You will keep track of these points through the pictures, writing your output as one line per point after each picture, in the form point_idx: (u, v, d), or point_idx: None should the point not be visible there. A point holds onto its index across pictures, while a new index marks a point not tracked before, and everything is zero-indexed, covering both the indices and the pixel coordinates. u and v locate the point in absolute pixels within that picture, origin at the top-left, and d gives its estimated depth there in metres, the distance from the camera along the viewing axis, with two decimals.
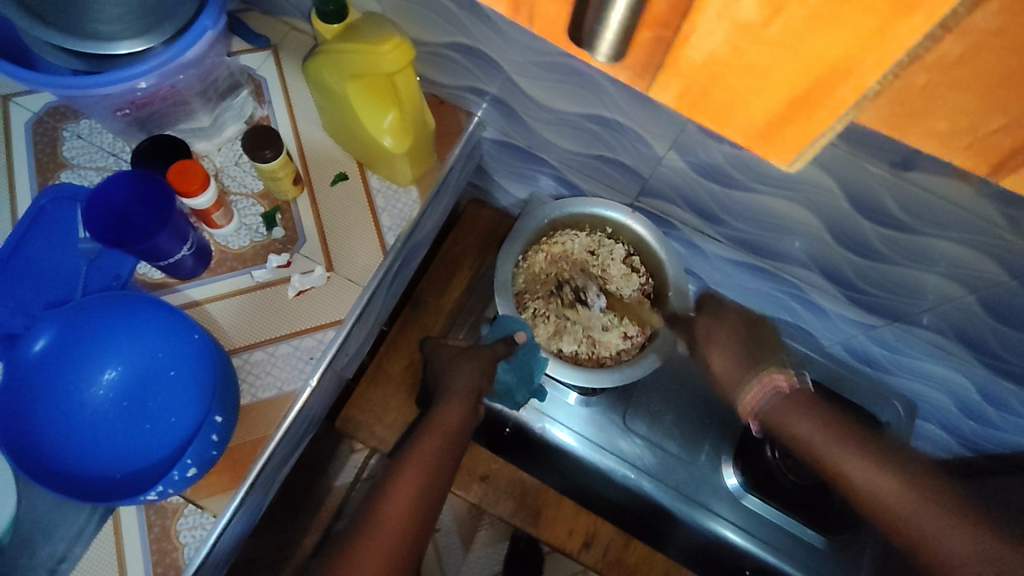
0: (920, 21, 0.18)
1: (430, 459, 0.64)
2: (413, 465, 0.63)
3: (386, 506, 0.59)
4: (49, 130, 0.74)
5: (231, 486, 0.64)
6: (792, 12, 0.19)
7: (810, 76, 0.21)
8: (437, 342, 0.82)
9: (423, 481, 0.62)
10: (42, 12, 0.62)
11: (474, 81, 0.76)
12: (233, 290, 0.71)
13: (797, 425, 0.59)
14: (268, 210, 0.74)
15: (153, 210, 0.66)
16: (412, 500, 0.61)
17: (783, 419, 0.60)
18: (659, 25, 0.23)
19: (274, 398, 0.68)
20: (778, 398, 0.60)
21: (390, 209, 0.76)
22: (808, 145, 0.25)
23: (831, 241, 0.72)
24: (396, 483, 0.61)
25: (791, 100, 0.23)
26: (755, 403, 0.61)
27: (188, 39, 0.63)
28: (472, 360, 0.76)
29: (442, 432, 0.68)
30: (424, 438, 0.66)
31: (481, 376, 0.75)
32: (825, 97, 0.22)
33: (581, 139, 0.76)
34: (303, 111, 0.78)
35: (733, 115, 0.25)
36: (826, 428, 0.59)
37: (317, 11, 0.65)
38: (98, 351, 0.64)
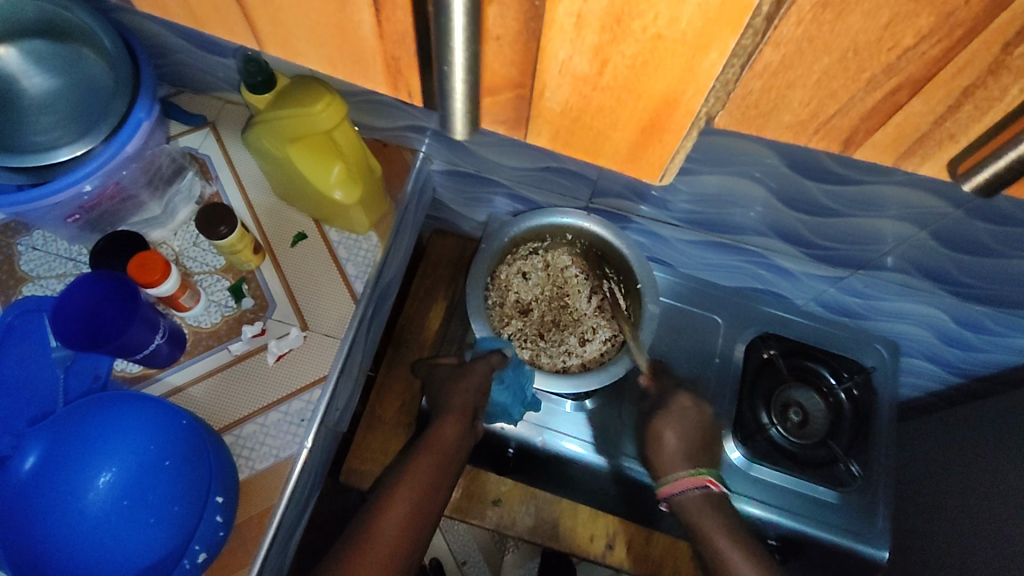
0: (717, 57, 0.23)
1: (424, 478, 0.66)
2: (406, 483, 0.65)
3: (378, 524, 0.61)
4: (4, 247, 0.74)
5: (246, 563, 0.65)
6: (617, 61, 0.24)
7: (648, 108, 0.26)
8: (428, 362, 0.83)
9: (415, 499, 0.64)
10: None
11: (412, 121, 0.78)
12: (214, 368, 0.71)
13: (701, 519, 0.75)
14: (234, 283, 0.75)
15: (119, 305, 0.66)
16: (403, 517, 0.62)
17: (697, 513, 0.76)
18: (512, 87, 0.28)
19: (273, 466, 0.68)
20: (696, 493, 0.76)
21: (354, 257, 0.77)
22: (666, 158, 0.30)
23: (779, 203, 0.75)
24: (388, 500, 0.63)
25: (641, 129, 0.28)
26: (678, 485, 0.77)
27: (125, 133, 0.64)
28: (466, 374, 0.76)
29: (438, 450, 0.69)
30: (419, 457, 0.68)
31: (478, 392, 0.75)
32: (667, 122, 0.27)
33: (525, 156, 0.78)
34: (252, 181, 0.79)
35: (602, 146, 0.30)
36: (730, 534, 0.73)
37: (246, 83, 0.65)
38: (90, 456, 0.63)
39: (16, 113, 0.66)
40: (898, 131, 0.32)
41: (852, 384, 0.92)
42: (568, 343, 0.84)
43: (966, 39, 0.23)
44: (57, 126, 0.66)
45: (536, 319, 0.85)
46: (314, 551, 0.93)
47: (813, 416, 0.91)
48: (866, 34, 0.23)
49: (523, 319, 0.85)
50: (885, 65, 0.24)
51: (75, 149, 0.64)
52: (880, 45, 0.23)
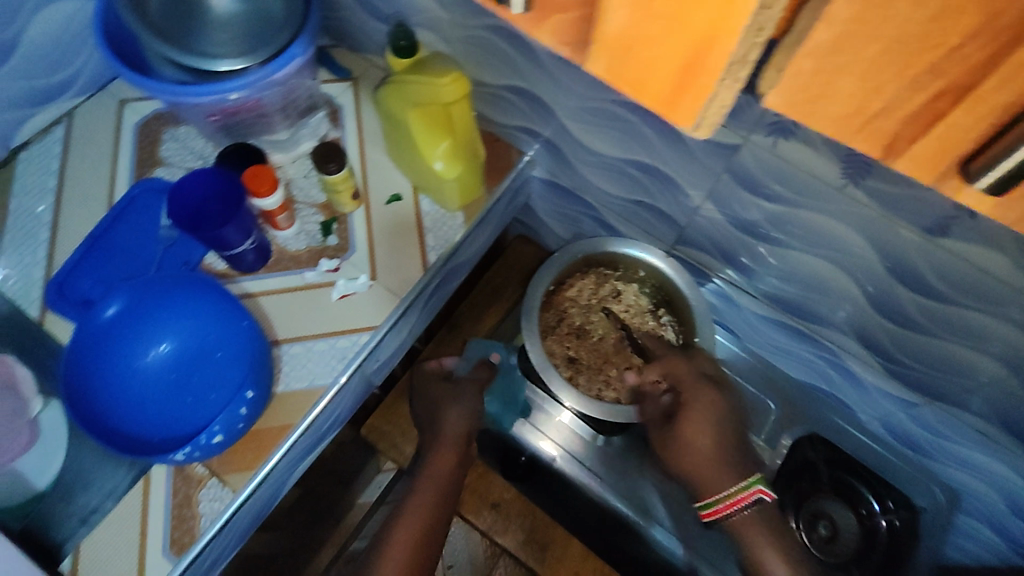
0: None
1: (425, 515, 0.71)
2: (411, 513, 0.70)
3: (382, 569, 0.66)
4: (153, 131, 0.85)
5: (253, 463, 0.68)
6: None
7: (689, 45, 0.24)
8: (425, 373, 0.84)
9: (420, 527, 0.69)
10: (166, 30, 0.73)
11: (528, 123, 0.83)
12: (284, 287, 0.77)
13: (759, 538, 0.73)
14: (326, 220, 0.81)
15: (227, 202, 0.72)
16: (411, 544, 0.68)
17: (746, 529, 0.73)
18: (581, 5, 0.27)
19: (306, 389, 0.72)
20: (752, 510, 0.71)
21: (436, 230, 0.82)
22: (707, 105, 0.27)
23: (866, 303, 0.71)
24: (391, 540, 0.68)
25: (681, 69, 0.26)
26: (734, 503, 0.70)
27: (280, 62, 0.72)
28: (462, 396, 0.81)
29: (438, 482, 0.73)
30: (422, 487, 0.73)
31: (474, 414, 0.79)
32: (704, 65, 0.25)
33: (621, 184, 0.80)
34: (371, 138, 0.86)
35: (646, 79, 0.27)
36: (775, 546, 0.72)
37: (391, 46, 0.71)
38: (155, 326, 0.70)
39: (196, 17, 0.74)
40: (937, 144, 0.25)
41: (894, 517, 0.88)
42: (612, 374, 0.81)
43: (1012, 44, 0.20)
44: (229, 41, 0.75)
45: (584, 344, 0.82)
46: (316, 494, 0.96)
47: (844, 536, 0.88)
48: (914, 25, 0.21)
49: (572, 341, 0.82)
50: (931, 66, 0.22)
51: (240, 60, 0.73)
52: (927, 40, 0.21)
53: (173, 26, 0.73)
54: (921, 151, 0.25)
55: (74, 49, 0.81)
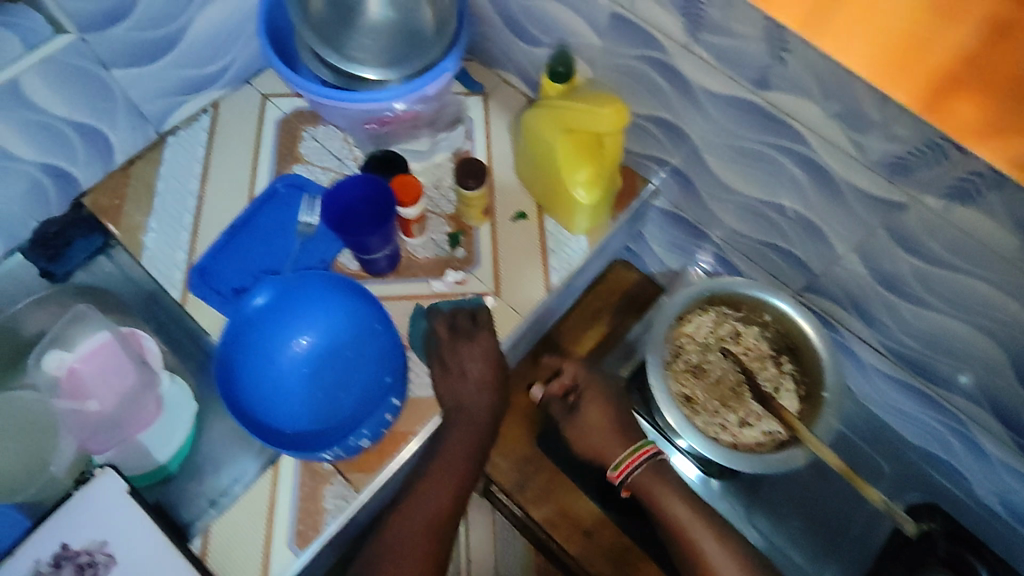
0: None
1: (451, 476, 0.69)
2: (451, 446, 0.71)
3: (422, 494, 0.69)
4: (294, 128, 0.87)
5: (377, 467, 0.70)
6: None
7: None
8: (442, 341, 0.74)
9: (460, 460, 0.70)
10: (323, 33, 0.79)
11: (662, 152, 0.83)
12: (412, 294, 0.79)
13: (663, 496, 0.77)
14: (454, 232, 0.82)
15: (378, 211, 0.74)
16: (452, 474, 0.70)
17: (648, 485, 0.78)
18: None
19: (430, 398, 0.74)
20: (647, 467, 0.77)
21: (560, 251, 0.82)
22: None
23: (1011, 375, 0.68)
24: (418, 500, 0.69)
25: None
26: (625, 469, 0.77)
27: (433, 76, 0.76)
28: (480, 360, 0.73)
29: (463, 441, 0.71)
30: (447, 445, 0.71)
31: (498, 383, 0.73)
32: None
33: (755, 224, 0.79)
34: (501, 154, 0.87)
35: None
36: (686, 499, 0.76)
37: (547, 69, 0.72)
38: (294, 320, 0.72)
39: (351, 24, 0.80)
40: None
41: None
42: (731, 419, 0.78)
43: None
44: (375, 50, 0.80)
45: (704, 384, 0.80)
46: None
47: None
48: None
49: (692, 380, 0.80)
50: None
51: (382, 71, 0.78)
52: None
53: (331, 30, 0.79)
54: None
55: (232, 44, 0.85)
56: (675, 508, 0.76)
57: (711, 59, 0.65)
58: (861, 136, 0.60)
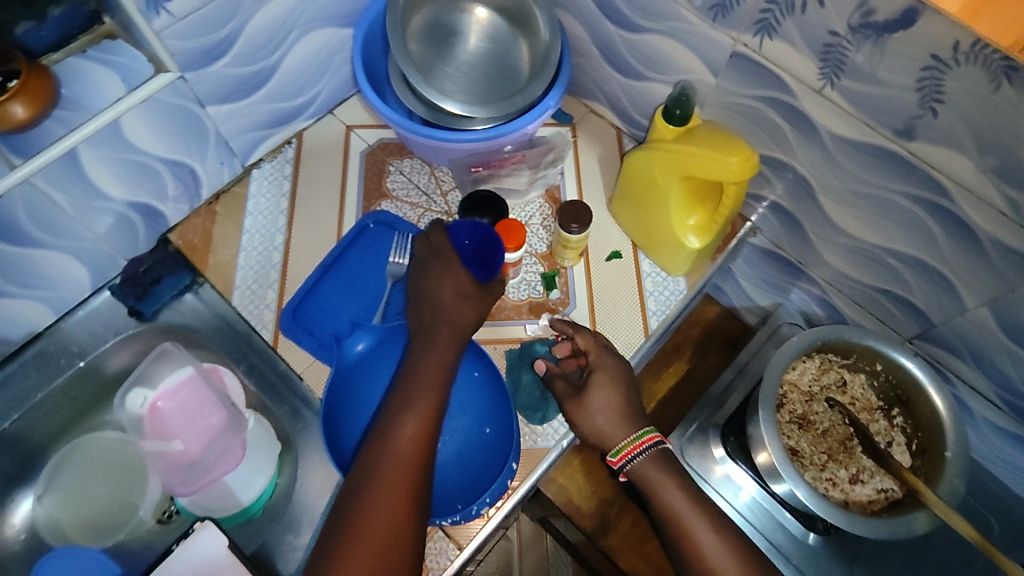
0: None
1: (429, 390, 0.61)
2: (394, 448, 0.57)
3: (353, 526, 0.55)
4: (381, 162, 0.85)
5: (480, 525, 0.68)
6: None
7: None
8: (453, 267, 0.69)
9: (403, 465, 0.57)
10: (418, 63, 0.78)
11: (767, 191, 0.79)
12: (507, 338, 0.76)
13: (661, 484, 0.64)
14: (548, 272, 0.79)
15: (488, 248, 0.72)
16: (398, 485, 0.56)
17: (650, 474, 0.65)
18: None
19: (528, 450, 0.71)
20: (647, 457, 0.65)
21: (657, 293, 0.79)
22: None
23: None
24: (408, 404, 0.60)
25: None
26: (626, 454, 0.65)
27: (534, 116, 0.74)
28: (461, 275, 0.69)
29: (448, 355, 0.64)
30: (436, 350, 0.64)
31: (473, 308, 0.68)
32: None
33: (869, 271, 0.75)
34: (592, 189, 0.84)
35: None
36: (686, 491, 0.64)
37: (663, 109, 0.69)
38: None
39: (444, 58, 0.79)
40: None
41: None
42: (841, 474, 0.74)
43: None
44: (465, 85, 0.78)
45: (810, 437, 0.76)
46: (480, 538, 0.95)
47: None
48: None
49: (796, 432, 0.76)
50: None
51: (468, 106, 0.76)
52: None
53: (426, 61, 0.78)
54: None
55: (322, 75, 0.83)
56: (668, 496, 0.63)
57: (847, 104, 0.61)
58: (1019, 192, 0.56)
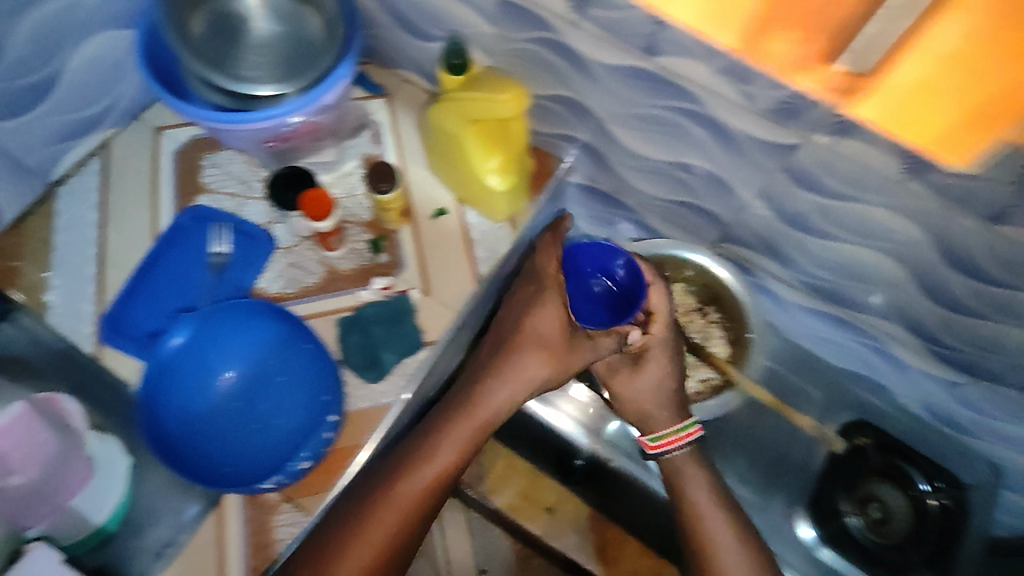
0: None
1: (495, 407, 0.71)
2: (439, 449, 0.69)
3: (371, 512, 0.65)
4: (193, 157, 0.84)
5: (327, 486, 0.70)
6: None
7: None
8: (557, 306, 0.73)
9: (444, 466, 0.68)
10: (209, 55, 0.75)
11: (570, 129, 0.83)
12: (342, 308, 0.77)
13: (693, 478, 0.75)
14: (375, 238, 0.81)
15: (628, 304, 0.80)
16: (425, 482, 0.67)
17: (679, 465, 0.76)
18: None
19: (370, 409, 0.73)
20: (683, 452, 0.76)
21: (484, 242, 0.82)
22: None
23: (915, 291, 0.73)
24: (426, 457, 0.68)
25: None
26: (667, 443, 0.76)
27: (330, 85, 0.73)
28: (555, 324, 0.73)
29: (492, 407, 0.72)
30: (477, 409, 0.71)
31: (560, 334, 0.73)
32: None
33: (668, 186, 0.82)
34: (410, 151, 0.86)
35: None
36: (714, 492, 0.74)
37: (445, 63, 0.71)
38: (220, 356, 0.71)
39: (235, 44, 0.77)
40: None
41: (944, 496, 0.83)
42: None
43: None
44: (266, 66, 0.77)
45: None
46: None
47: (896, 514, 0.83)
48: None
49: None
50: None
51: (278, 87, 0.75)
52: None
53: (216, 49, 0.76)
54: None
55: (113, 81, 0.81)
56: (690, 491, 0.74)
57: (603, 34, 0.66)
58: (749, 89, 0.62)
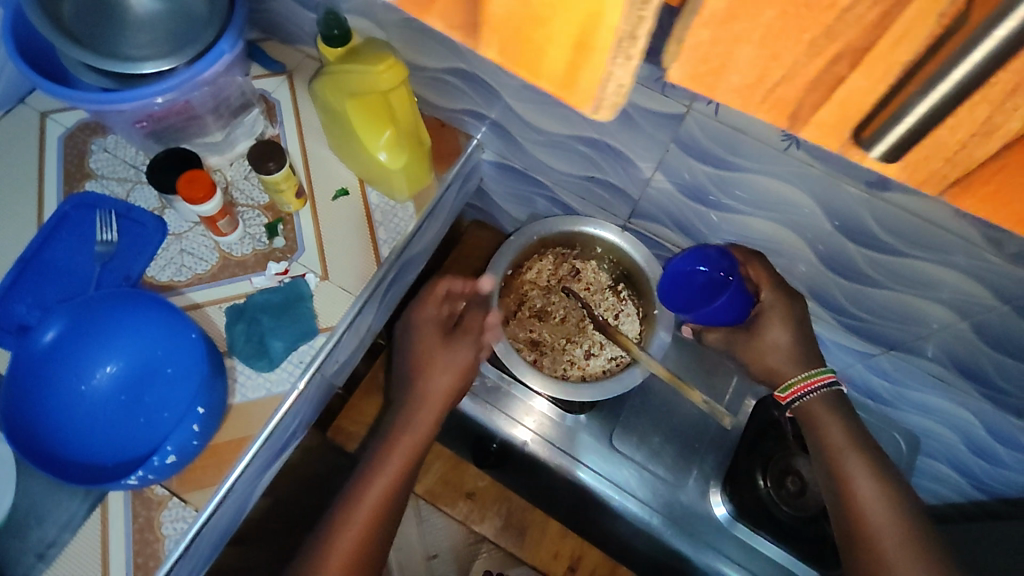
0: None
1: (434, 410, 0.71)
2: (388, 461, 0.69)
3: (337, 529, 0.65)
4: (80, 143, 0.81)
5: (215, 481, 0.68)
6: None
7: (575, 23, 0.22)
8: (429, 318, 0.74)
9: (397, 473, 0.69)
10: (81, 36, 0.65)
11: (473, 105, 0.80)
12: (234, 295, 0.75)
13: (828, 423, 0.68)
14: (271, 221, 0.78)
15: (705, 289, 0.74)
16: (386, 491, 0.67)
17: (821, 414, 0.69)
18: None
19: (262, 398, 0.71)
20: (822, 395, 0.68)
21: (387, 223, 0.79)
22: (607, 85, 0.24)
23: (818, 263, 0.72)
24: (371, 483, 0.68)
25: (573, 47, 0.23)
26: (798, 390, 0.69)
27: (207, 60, 0.67)
28: (434, 337, 0.74)
29: (429, 416, 0.72)
30: (414, 416, 0.71)
31: (445, 344, 0.73)
32: (596, 40, 0.23)
33: (574, 161, 0.79)
34: (311, 131, 0.83)
35: (538, 57, 0.24)
36: (845, 431, 0.67)
37: (322, 36, 0.69)
38: (100, 348, 0.68)
39: (112, 22, 0.67)
40: (843, 113, 0.23)
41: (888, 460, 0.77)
42: (581, 352, 0.82)
43: (903, 0, 0.19)
44: (152, 45, 0.68)
45: (549, 327, 0.83)
46: (292, 503, 0.95)
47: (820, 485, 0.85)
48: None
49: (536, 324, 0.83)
50: (826, 25, 0.20)
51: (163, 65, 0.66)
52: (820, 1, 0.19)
53: (89, 26, 0.66)
54: (828, 118, 0.23)
55: None
56: (834, 435, 0.67)
57: None
58: None
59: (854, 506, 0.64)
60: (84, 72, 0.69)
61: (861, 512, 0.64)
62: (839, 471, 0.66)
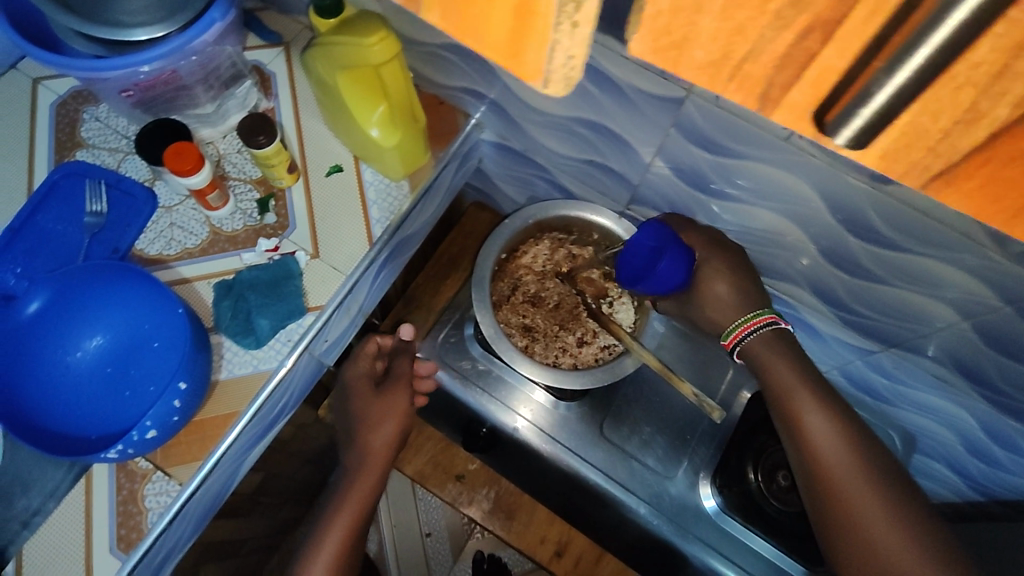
0: None
1: (381, 455, 0.77)
2: (347, 504, 0.73)
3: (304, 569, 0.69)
4: (71, 111, 0.79)
5: (200, 456, 0.67)
6: None
7: None
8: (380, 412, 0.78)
9: (358, 508, 0.74)
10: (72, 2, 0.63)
11: (471, 83, 0.77)
12: (223, 271, 0.74)
13: (772, 363, 0.70)
14: (262, 196, 0.77)
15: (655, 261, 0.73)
16: (343, 534, 0.71)
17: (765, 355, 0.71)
18: None
19: (249, 375, 0.70)
20: (760, 336, 0.71)
21: (380, 202, 0.77)
22: (551, 57, 0.23)
23: (820, 256, 0.70)
24: (333, 523, 0.72)
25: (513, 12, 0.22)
26: (736, 335, 0.73)
27: (197, 28, 0.64)
28: (383, 420, 0.78)
29: (379, 462, 0.77)
30: (365, 474, 0.76)
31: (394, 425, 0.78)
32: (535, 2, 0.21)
33: (573, 144, 0.77)
34: (306, 106, 0.81)
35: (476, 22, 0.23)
36: (791, 364, 0.70)
37: (315, 6, 0.67)
38: (87, 320, 0.68)
39: None
40: (815, 93, 0.21)
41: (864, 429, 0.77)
42: (574, 339, 0.81)
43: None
44: (146, 11, 0.65)
45: (543, 313, 0.82)
46: (284, 479, 0.95)
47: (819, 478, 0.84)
48: None
49: (530, 310, 0.82)
50: None
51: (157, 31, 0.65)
52: None
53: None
54: (800, 99, 0.21)
55: None
56: (780, 370, 0.70)
57: None
58: None
59: (801, 436, 0.68)
60: (73, 37, 0.66)
61: (810, 445, 0.67)
62: (797, 412, 0.68)
